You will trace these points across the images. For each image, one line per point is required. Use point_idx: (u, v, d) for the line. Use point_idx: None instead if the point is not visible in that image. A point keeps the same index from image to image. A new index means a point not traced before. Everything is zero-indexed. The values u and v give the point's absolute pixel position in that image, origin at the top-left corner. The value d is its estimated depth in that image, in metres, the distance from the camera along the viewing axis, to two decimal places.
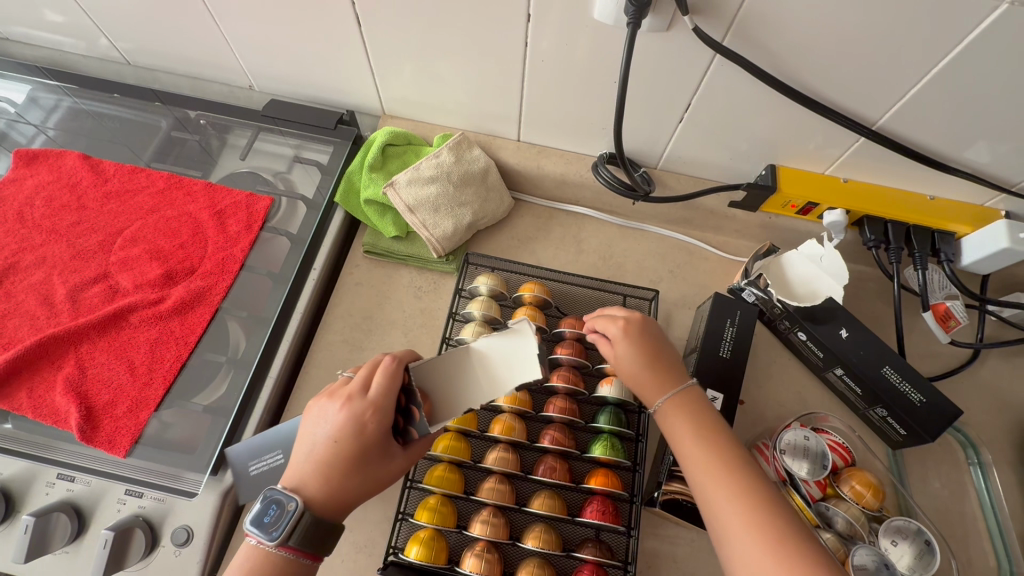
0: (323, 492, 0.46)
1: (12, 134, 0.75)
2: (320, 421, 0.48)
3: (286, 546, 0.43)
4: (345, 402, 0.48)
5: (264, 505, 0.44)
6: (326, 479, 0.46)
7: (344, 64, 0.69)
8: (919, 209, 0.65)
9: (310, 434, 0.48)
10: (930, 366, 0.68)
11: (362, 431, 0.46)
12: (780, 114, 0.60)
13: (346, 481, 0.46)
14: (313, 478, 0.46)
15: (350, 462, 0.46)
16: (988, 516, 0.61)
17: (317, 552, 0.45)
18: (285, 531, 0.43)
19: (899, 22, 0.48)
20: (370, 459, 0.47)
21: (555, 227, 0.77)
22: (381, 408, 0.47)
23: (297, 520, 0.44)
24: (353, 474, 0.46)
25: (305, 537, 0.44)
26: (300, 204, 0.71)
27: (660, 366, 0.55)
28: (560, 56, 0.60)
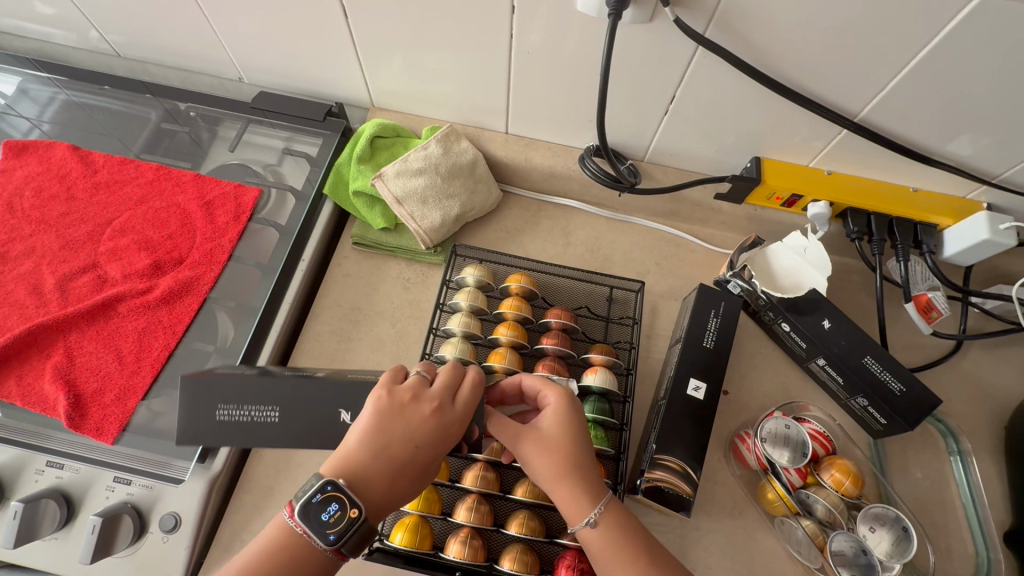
0: (381, 501, 0.40)
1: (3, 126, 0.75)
2: (396, 424, 0.41)
3: (337, 551, 0.38)
4: (431, 407, 0.43)
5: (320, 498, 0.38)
6: (388, 487, 0.40)
7: (332, 56, 0.69)
8: (902, 201, 0.65)
9: (380, 433, 0.41)
10: (913, 357, 0.68)
11: (443, 443, 0.42)
12: (763, 106, 0.61)
13: (403, 491, 0.41)
14: (375, 481, 0.40)
15: (418, 472, 0.42)
16: (966, 505, 0.62)
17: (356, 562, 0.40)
18: (341, 534, 0.38)
19: (878, 14, 0.49)
20: (431, 471, 0.43)
21: (543, 219, 0.77)
22: (465, 423, 0.44)
23: (356, 526, 0.38)
24: (412, 485, 0.42)
25: (359, 546, 0.38)
26: (289, 195, 0.71)
27: (583, 465, 0.44)
28: (545, 48, 0.61)
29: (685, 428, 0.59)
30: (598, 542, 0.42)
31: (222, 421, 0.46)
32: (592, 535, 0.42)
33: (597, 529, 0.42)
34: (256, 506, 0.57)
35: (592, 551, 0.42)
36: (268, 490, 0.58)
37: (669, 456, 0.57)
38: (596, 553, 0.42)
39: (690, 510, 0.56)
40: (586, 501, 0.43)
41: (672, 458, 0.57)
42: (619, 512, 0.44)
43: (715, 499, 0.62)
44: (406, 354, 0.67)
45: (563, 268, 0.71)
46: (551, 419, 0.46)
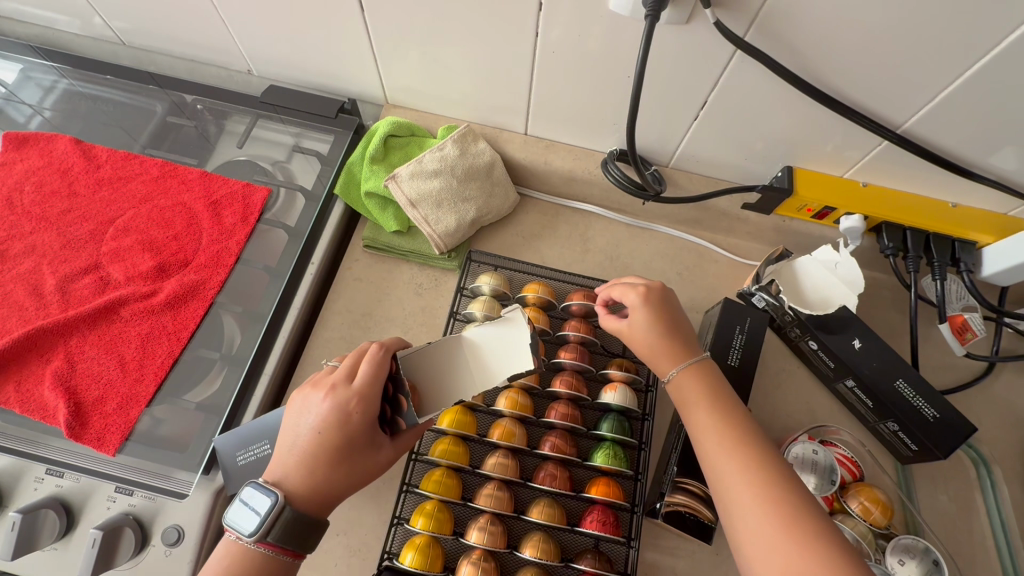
0: (303, 486, 0.45)
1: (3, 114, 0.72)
2: (303, 410, 0.47)
3: (265, 543, 0.43)
4: (328, 391, 0.47)
5: (249, 500, 0.43)
6: (304, 474, 0.45)
7: (347, 51, 0.66)
8: (940, 217, 0.62)
9: (294, 425, 0.46)
10: (944, 378, 0.66)
11: (347, 421, 0.45)
12: (801, 114, 0.57)
13: (330, 473, 0.45)
14: (293, 470, 0.45)
15: (335, 453, 0.45)
16: (997, 535, 0.59)
17: (300, 551, 0.44)
18: (263, 528, 0.42)
19: (932, 21, 0.45)
20: (354, 449, 0.46)
21: (561, 225, 0.74)
22: (366, 398, 0.46)
23: (277, 516, 0.43)
24: (335, 467, 0.45)
25: (283, 533, 0.43)
26: (298, 195, 0.69)
27: (673, 336, 0.55)
28: (572, 47, 0.57)
29: None
30: (687, 386, 0.52)
31: (241, 464, 0.53)
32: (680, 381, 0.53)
33: (680, 379, 0.53)
34: None
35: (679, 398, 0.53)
36: None
37: (691, 479, 0.55)
38: (685, 395, 0.52)
39: (711, 538, 0.55)
40: (672, 360, 0.54)
41: (693, 482, 0.55)
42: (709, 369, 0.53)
43: None
44: None
45: (581, 277, 0.68)
46: (649, 322, 0.56)
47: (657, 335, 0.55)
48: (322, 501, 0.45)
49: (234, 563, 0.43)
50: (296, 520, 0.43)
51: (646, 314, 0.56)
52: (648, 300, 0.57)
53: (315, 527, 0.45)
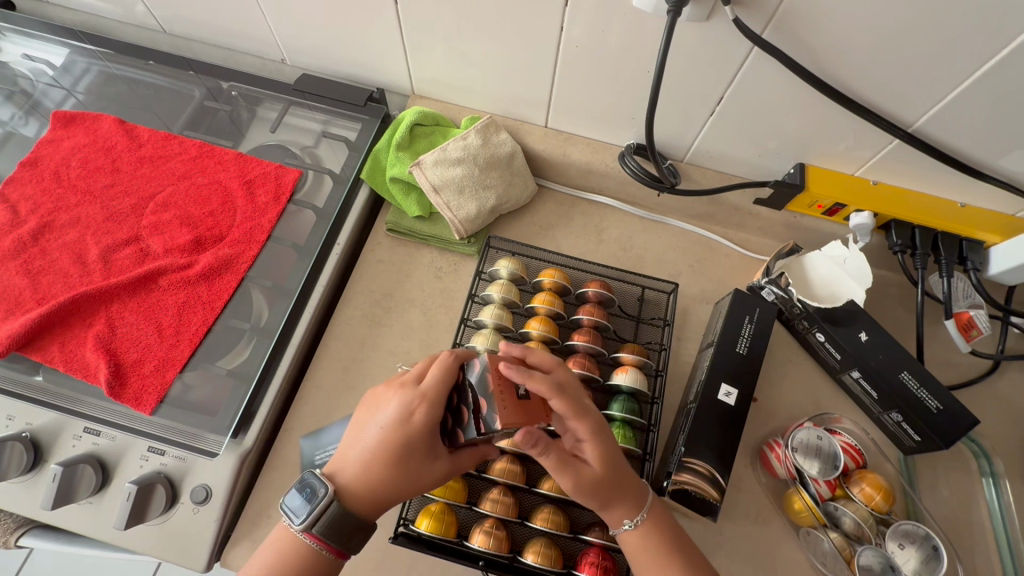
0: (359, 483, 0.48)
1: (44, 101, 0.76)
2: (377, 410, 0.50)
3: (310, 534, 0.46)
4: (399, 393, 0.50)
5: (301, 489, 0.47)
6: (362, 468, 0.48)
7: (376, 42, 0.69)
8: (949, 216, 0.64)
9: (366, 424, 0.50)
10: (949, 375, 0.67)
11: (409, 422, 0.48)
12: (814, 112, 0.59)
13: (385, 474, 0.48)
14: (353, 462, 0.48)
15: (394, 456, 0.48)
16: (997, 527, 0.61)
17: (342, 550, 0.47)
18: (312, 520, 0.46)
19: (942, 23, 0.47)
20: (411, 455, 0.48)
21: (577, 216, 0.77)
22: (430, 401, 0.48)
23: (325, 512, 0.46)
24: (392, 466, 0.48)
25: (327, 526, 0.46)
26: (326, 178, 0.72)
27: (617, 478, 0.49)
28: (593, 42, 0.60)
29: (713, 431, 0.59)
30: (636, 544, 0.50)
31: (317, 463, 0.56)
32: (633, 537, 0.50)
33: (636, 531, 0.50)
34: (284, 484, 0.59)
35: (630, 551, 0.50)
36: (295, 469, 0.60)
37: (697, 459, 0.57)
38: (636, 555, 0.50)
39: (716, 514, 0.57)
40: (625, 510, 0.50)
41: (700, 463, 0.57)
42: (664, 517, 0.52)
43: (739, 506, 0.61)
44: (435, 342, 0.68)
45: (595, 266, 0.71)
46: (593, 455, 0.49)
47: (603, 466, 0.49)
48: (376, 500, 0.48)
49: (284, 548, 0.47)
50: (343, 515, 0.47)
51: (595, 449, 0.49)
52: (586, 430, 0.49)
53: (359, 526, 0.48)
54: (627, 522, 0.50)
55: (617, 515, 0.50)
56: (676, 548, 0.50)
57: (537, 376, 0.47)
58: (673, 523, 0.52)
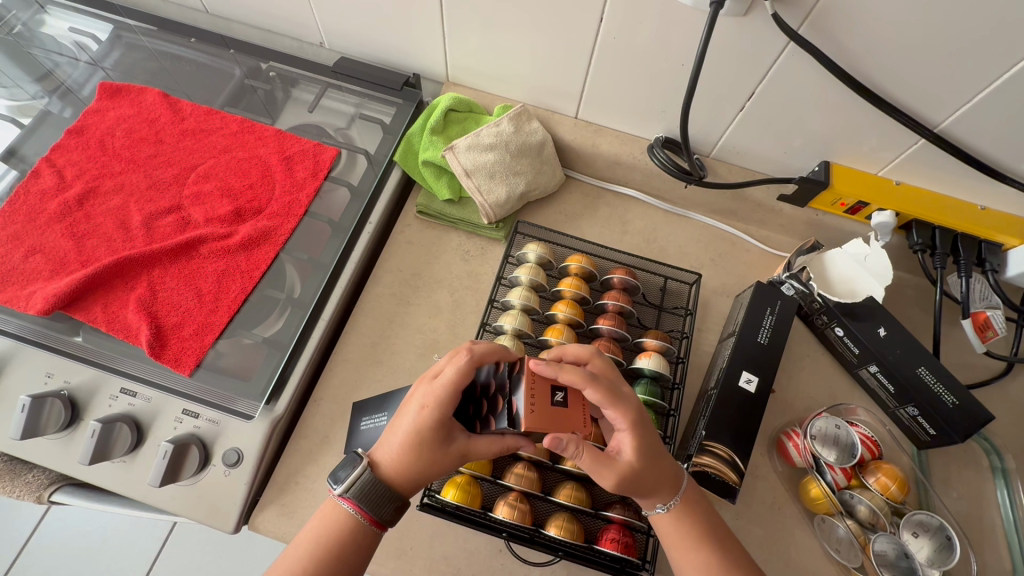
0: (392, 467, 0.48)
1: (81, 90, 0.75)
2: (408, 398, 0.51)
3: (346, 498, 0.48)
4: (424, 387, 0.50)
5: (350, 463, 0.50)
6: (387, 452, 0.48)
7: (416, 28, 0.71)
8: (969, 218, 0.65)
9: (398, 413, 0.50)
10: (964, 374, 0.68)
11: (424, 415, 0.48)
12: (843, 110, 0.61)
13: (412, 458, 0.48)
14: (382, 445, 0.49)
15: (419, 441, 0.48)
16: (1008, 524, 0.62)
17: (378, 518, 0.48)
18: (348, 483, 0.48)
19: (976, 25, 0.49)
20: (432, 441, 0.48)
21: (602, 207, 0.78)
22: (443, 395, 0.48)
23: (357, 476, 0.48)
24: (413, 453, 0.48)
25: (359, 494, 0.47)
26: (360, 158, 0.73)
27: (660, 466, 0.49)
28: (630, 36, 0.62)
29: (734, 417, 0.60)
30: (669, 528, 0.51)
31: (364, 428, 0.59)
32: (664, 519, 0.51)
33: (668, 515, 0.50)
34: (312, 452, 0.60)
35: (663, 534, 0.51)
36: (323, 438, 0.61)
37: (717, 443, 0.59)
38: (665, 536, 0.51)
39: (734, 498, 0.58)
40: (663, 495, 0.50)
41: (721, 447, 0.59)
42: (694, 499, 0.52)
43: (756, 493, 0.63)
44: (461, 322, 0.69)
45: (620, 254, 0.72)
46: (632, 446, 0.49)
47: (643, 457, 0.49)
48: (407, 481, 0.48)
49: (326, 516, 0.48)
50: (379, 488, 0.48)
51: (634, 440, 0.49)
52: (625, 421, 0.49)
53: (392, 501, 0.48)
54: (660, 505, 0.50)
55: (653, 500, 0.50)
56: (709, 532, 0.51)
57: (567, 369, 0.48)
58: (704, 505, 0.52)
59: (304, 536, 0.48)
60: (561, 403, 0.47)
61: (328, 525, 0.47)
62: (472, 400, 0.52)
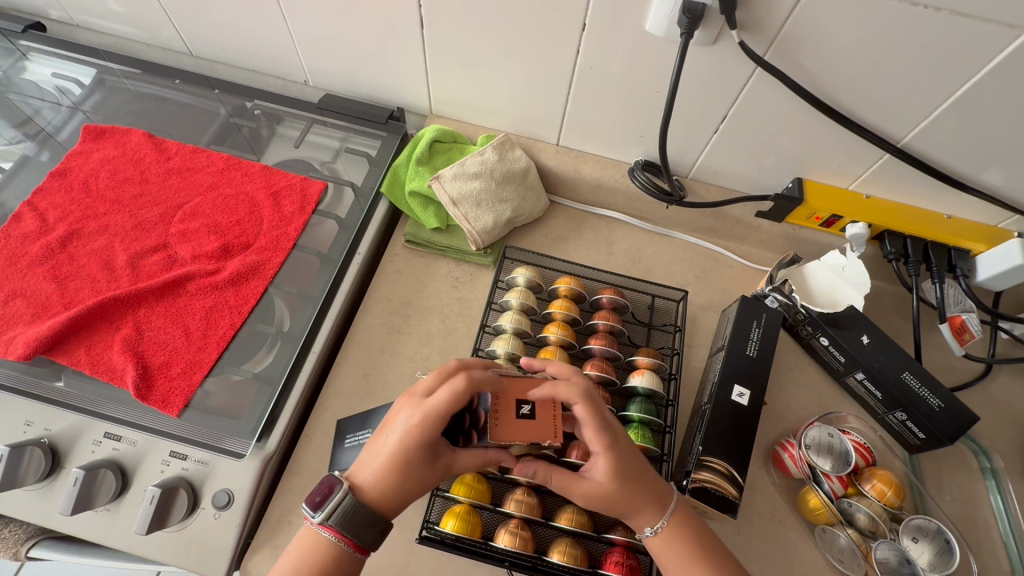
0: (375, 488, 0.47)
1: (59, 134, 0.75)
2: (390, 416, 0.50)
3: (326, 526, 0.46)
4: (409, 404, 0.49)
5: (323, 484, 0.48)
6: (371, 474, 0.47)
7: (399, 65, 0.73)
8: (938, 226, 0.68)
9: (379, 431, 0.50)
10: (947, 378, 0.70)
11: (412, 433, 0.47)
12: (811, 130, 0.64)
13: (397, 477, 0.47)
14: (363, 467, 0.48)
15: (405, 459, 0.47)
16: (1003, 526, 0.62)
17: (361, 543, 0.46)
18: (328, 510, 0.46)
19: (927, 49, 0.52)
20: (421, 459, 0.47)
21: (587, 229, 0.80)
22: (429, 411, 0.47)
23: (341, 503, 0.46)
24: (401, 472, 0.47)
25: (341, 521, 0.46)
26: (347, 191, 0.74)
27: (639, 486, 0.50)
28: (607, 67, 0.64)
29: (728, 430, 0.60)
30: (663, 550, 0.50)
31: (347, 446, 0.59)
32: (656, 542, 0.50)
33: (658, 538, 0.50)
34: (306, 488, 0.59)
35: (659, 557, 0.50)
36: (317, 474, 0.60)
37: (715, 457, 0.59)
38: (662, 560, 0.50)
39: (735, 513, 0.57)
40: (648, 517, 0.50)
41: (719, 463, 0.59)
42: (691, 519, 0.52)
43: (755, 507, 0.62)
44: (453, 349, 0.69)
45: (608, 275, 0.73)
46: (604, 466, 0.49)
47: (619, 478, 0.49)
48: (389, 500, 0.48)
49: (306, 543, 0.46)
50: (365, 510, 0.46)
51: (607, 463, 0.49)
52: (598, 444, 0.49)
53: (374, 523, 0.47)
54: (649, 528, 0.50)
55: (641, 523, 0.50)
56: (705, 552, 0.50)
57: (564, 385, 0.50)
58: (701, 526, 0.52)
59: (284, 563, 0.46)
60: (527, 416, 0.50)
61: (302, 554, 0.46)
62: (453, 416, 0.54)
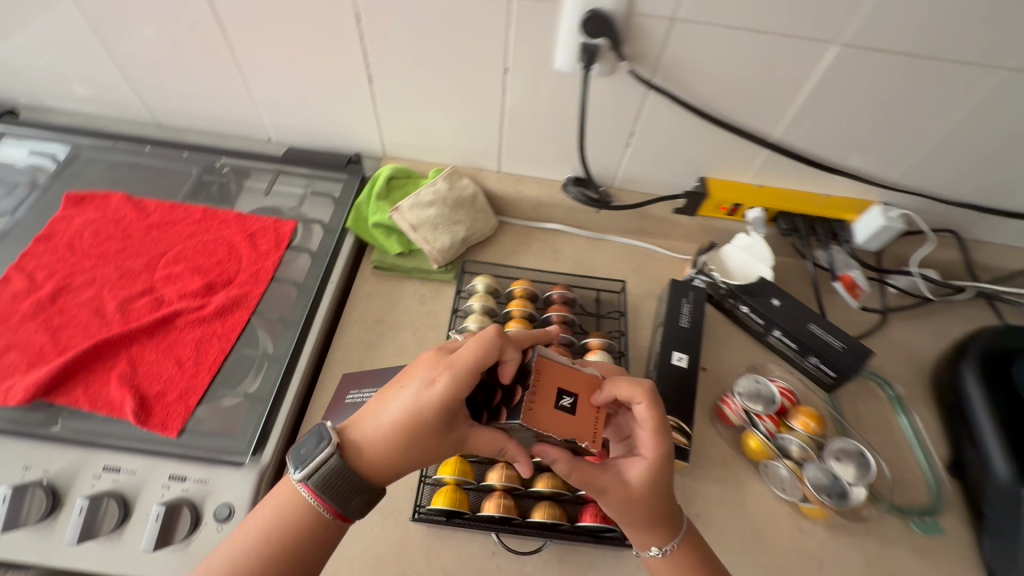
0: (375, 447, 0.51)
1: (37, 205, 0.81)
2: (406, 379, 0.53)
3: (308, 486, 0.50)
4: (431, 365, 0.53)
5: (311, 441, 0.51)
6: (377, 434, 0.51)
7: (354, 116, 0.83)
8: (818, 204, 0.82)
9: (398, 389, 0.53)
10: (851, 330, 0.82)
11: (433, 397, 0.50)
12: (703, 136, 0.77)
13: (400, 441, 0.51)
14: (372, 428, 0.52)
15: (416, 426, 0.50)
16: (914, 442, 0.74)
17: (343, 511, 0.50)
18: (310, 471, 0.49)
19: (774, 65, 0.67)
20: (433, 430, 0.51)
21: (534, 242, 0.91)
22: (457, 375, 0.50)
23: (318, 465, 0.50)
24: (405, 436, 0.50)
25: (325, 484, 0.50)
26: (316, 228, 0.82)
27: (663, 507, 0.53)
28: (530, 101, 0.76)
29: (673, 392, 0.70)
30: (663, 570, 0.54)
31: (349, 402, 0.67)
32: (656, 562, 0.54)
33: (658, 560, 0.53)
34: None
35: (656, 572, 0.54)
36: None
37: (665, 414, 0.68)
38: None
39: (688, 457, 0.66)
40: (660, 539, 0.53)
41: (670, 417, 0.67)
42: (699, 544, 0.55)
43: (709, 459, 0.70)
44: None
45: (556, 274, 0.84)
46: (636, 473, 0.53)
47: (647, 488, 0.53)
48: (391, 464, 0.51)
49: (287, 502, 0.50)
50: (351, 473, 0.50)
51: (642, 468, 0.53)
52: (648, 449, 0.54)
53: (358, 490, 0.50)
54: (654, 548, 0.54)
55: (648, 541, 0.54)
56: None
57: (627, 383, 0.55)
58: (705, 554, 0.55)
59: (259, 520, 0.49)
60: (568, 410, 0.54)
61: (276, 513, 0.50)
62: (483, 390, 0.57)
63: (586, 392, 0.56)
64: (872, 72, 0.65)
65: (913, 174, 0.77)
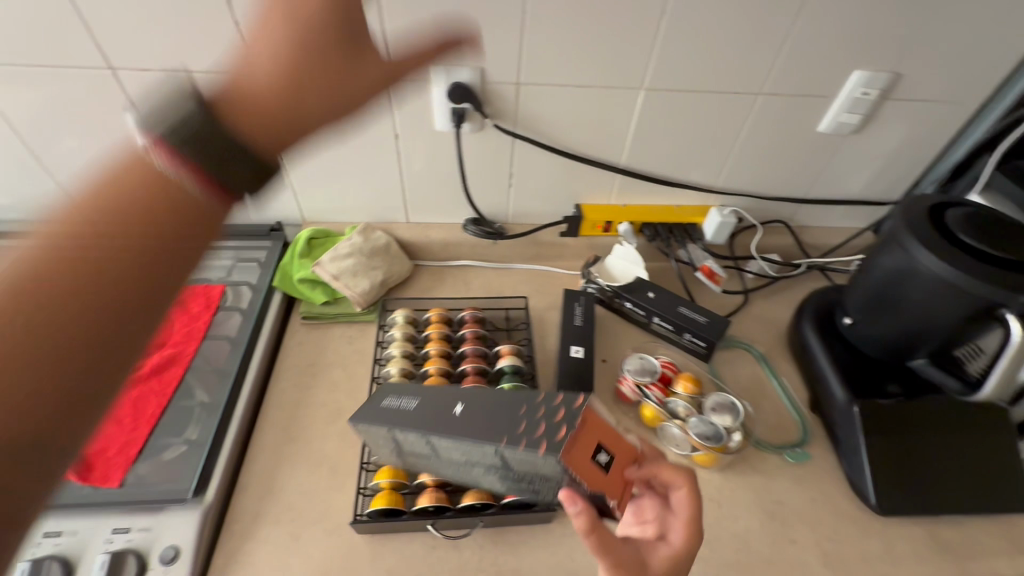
0: (256, 65, 0.38)
1: None
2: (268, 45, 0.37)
3: (154, 145, 0.37)
4: None
5: (156, 112, 0.38)
6: (261, 69, 0.38)
7: (272, 190, 0.95)
8: (671, 213, 1.01)
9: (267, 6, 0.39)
10: (720, 310, 0.98)
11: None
12: (568, 170, 0.94)
13: (280, 49, 0.37)
14: (260, 75, 0.38)
15: (307, 19, 0.38)
16: (780, 390, 0.88)
17: (223, 185, 0.39)
18: (154, 126, 0.37)
19: (604, 109, 0.85)
20: (328, 30, 0.38)
21: (448, 278, 1.02)
22: None
23: (173, 110, 0.37)
24: (280, 65, 0.38)
25: (175, 147, 0.37)
26: (244, 289, 0.91)
27: None
28: (421, 158, 0.91)
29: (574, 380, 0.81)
30: None
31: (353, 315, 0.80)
32: None
33: None
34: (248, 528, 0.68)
35: None
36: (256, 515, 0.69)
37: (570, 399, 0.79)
38: None
39: None
40: None
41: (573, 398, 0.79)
42: None
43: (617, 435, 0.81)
44: (357, 388, 0.84)
45: (467, 300, 0.96)
46: (658, 561, 0.52)
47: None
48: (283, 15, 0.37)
49: (123, 176, 0.37)
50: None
51: (664, 562, 0.52)
52: (679, 538, 0.53)
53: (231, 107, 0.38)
54: None
55: None
56: None
57: (674, 469, 0.54)
58: None
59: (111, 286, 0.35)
60: (604, 466, 0.49)
61: (141, 251, 0.36)
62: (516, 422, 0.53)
63: (624, 460, 0.51)
64: (676, 106, 0.85)
65: (735, 179, 0.98)
